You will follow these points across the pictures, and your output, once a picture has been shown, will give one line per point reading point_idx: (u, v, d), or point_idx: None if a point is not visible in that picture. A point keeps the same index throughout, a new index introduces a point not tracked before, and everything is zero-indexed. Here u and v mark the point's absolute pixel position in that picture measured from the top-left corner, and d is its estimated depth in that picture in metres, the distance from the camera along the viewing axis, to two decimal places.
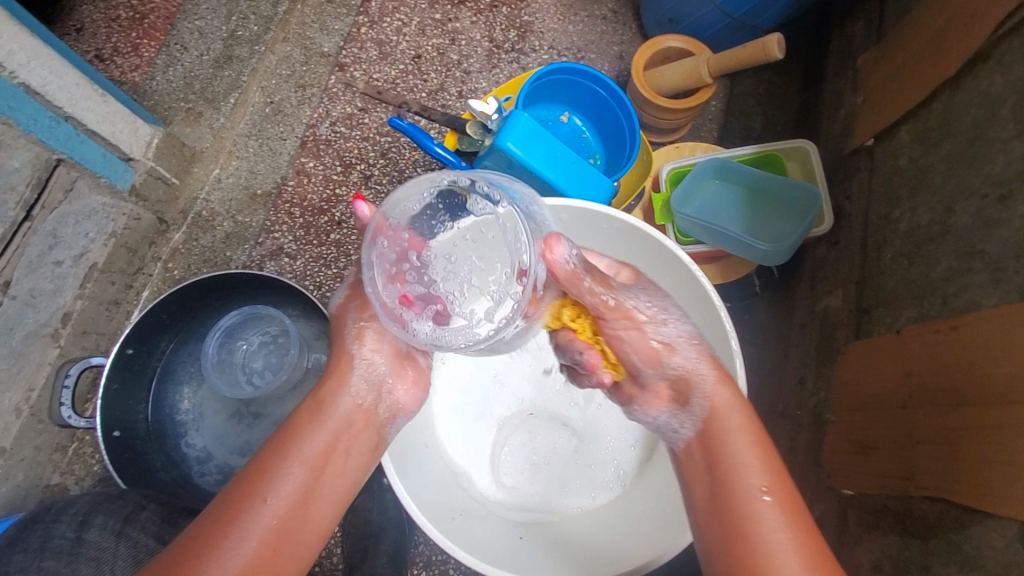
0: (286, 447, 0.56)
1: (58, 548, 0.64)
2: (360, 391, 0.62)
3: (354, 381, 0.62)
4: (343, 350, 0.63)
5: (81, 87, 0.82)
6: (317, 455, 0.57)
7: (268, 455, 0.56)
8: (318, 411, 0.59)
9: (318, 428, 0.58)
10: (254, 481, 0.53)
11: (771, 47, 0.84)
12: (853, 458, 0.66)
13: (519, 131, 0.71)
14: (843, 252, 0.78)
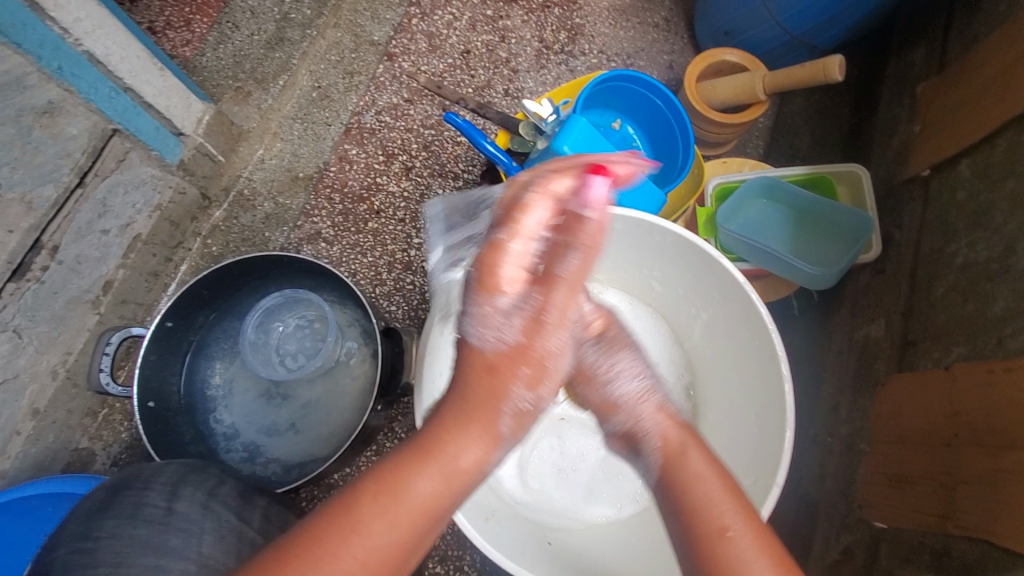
0: (390, 495, 0.41)
1: (150, 516, 0.61)
2: (494, 462, 0.45)
3: (491, 450, 0.45)
4: (484, 412, 0.44)
5: (141, 60, 0.82)
6: (424, 520, 0.42)
7: (371, 496, 0.41)
8: (437, 459, 0.43)
9: (433, 480, 0.42)
10: (337, 533, 0.39)
11: (832, 69, 0.83)
12: (887, 491, 0.65)
13: (576, 135, 0.71)
14: (890, 282, 0.77)
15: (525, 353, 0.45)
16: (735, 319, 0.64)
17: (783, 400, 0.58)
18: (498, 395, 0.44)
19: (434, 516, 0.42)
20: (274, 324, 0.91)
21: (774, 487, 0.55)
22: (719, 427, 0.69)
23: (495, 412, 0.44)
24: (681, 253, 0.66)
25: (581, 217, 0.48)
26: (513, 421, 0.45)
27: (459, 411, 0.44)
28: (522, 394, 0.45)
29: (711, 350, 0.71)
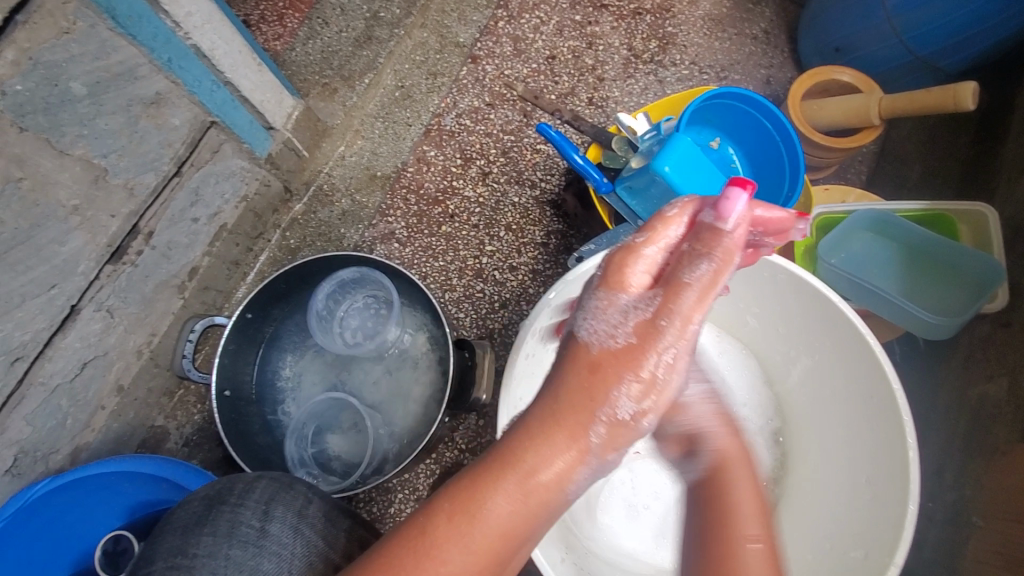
0: (471, 519, 0.41)
1: (244, 538, 0.55)
2: (579, 482, 0.43)
3: (579, 470, 0.42)
4: (577, 425, 0.42)
5: (243, 55, 0.84)
6: (503, 541, 0.42)
7: (451, 517, 0.41)
8: (518, 480, 0.41)
9: (514, 500, 0.41)
10: (422, 559, 0.41)
11: (964, 99, 0.75)
12: (1001, 573, 0.59)
13: (678, 156, 0.67)
14: (1016, 337, 0.69)
15: (638, 359, 0.42)
16: (846, 370, 0.60)
17: (904, 461, 0.53)
18: (598, 399, 0.42)
19: (515, 536, 0.42)
20: (337, 309, 0.91)
21: (893, 569, 0.50)
22: (815, 480, 0.64)
23: (592, 426, 0.41)
24: (790, 294, 0.62)
25: (719, 230, 0.44)
26: (606, 433, 0.42)
27: (555, 423, 0.42)
28: (625, 404, 0.42)
29: (811, 395, 0.66)
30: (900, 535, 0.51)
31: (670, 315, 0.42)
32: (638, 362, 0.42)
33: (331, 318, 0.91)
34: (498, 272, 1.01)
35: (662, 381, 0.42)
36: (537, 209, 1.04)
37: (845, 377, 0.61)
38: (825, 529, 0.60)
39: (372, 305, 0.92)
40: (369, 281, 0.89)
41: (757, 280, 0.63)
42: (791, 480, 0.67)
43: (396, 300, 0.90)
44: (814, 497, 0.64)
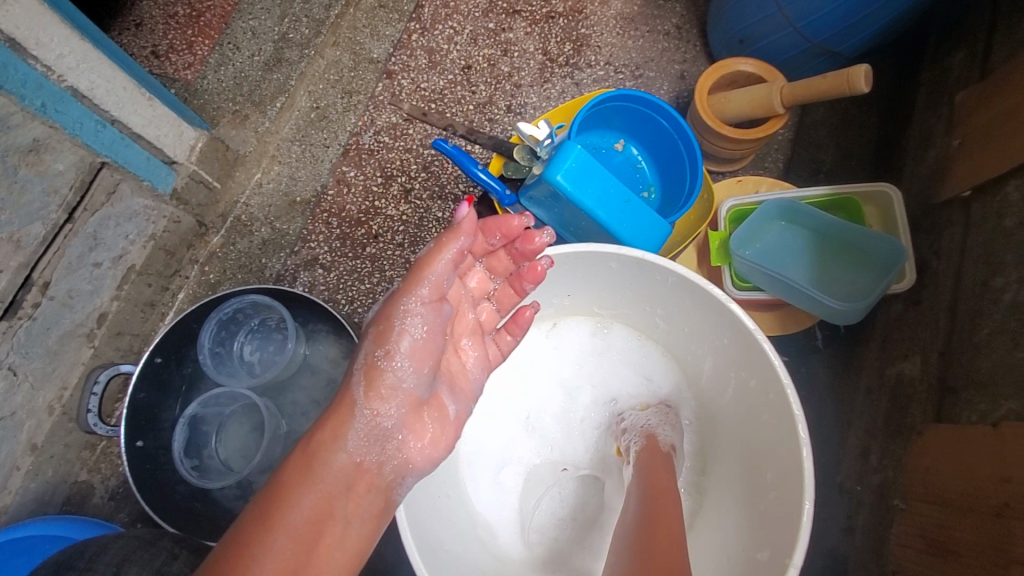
0: (273, 518, 0.50)
1: None
2: (356, 438, 0.55)
3: (352, 427, 0.55)
4: (347, 393, 0.56)
5: (128, 92, 0.79)
6: (307, 524, 0.51)
7: (256, 522, 0.50)
8: (307, 471, 0.53)
9: (308, 490, 0.52)
10: (235, 560, 0.47)
11: (857, 80, 0.74)
12: (927, 559, 0.56)
13: (571, 164, 0.66)
14: (925, 315, 0.68)
15: (389, 334, 0.56)
16: (747, 365, 0.61)
17: (798, 463, 0.54)
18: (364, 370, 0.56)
19: (321, 515, 0.52)
20: (240, 331, 0.86)
21: (791, 571, 0.52)
22: (732, 480, 0.65)
23: (356, 385, 0.56)
24: (686, 296, 0.62)
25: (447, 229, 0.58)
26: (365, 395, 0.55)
27: (343, 403, 0.56)
28: (385, 362, 0.56)
29: (721, 392, 0.66)
30: (798, 537, 0.53)
31: (409, 297, 0.57)
32: (388, 336, 0.56)
33: (235, 340, 0.86)
34: None
35: (407, 345, 0.56)
36: None
37: (746, 377, 0.62)
38: (739, 528, 0.61)
39: (278, 335, 0.86)
40: (267, 308, 0.84)
41: (642, 286, 0.65)
42: (711, 479, 0.68)
43: (308, 328, 0.86)
44: (731, 495, 0.64)
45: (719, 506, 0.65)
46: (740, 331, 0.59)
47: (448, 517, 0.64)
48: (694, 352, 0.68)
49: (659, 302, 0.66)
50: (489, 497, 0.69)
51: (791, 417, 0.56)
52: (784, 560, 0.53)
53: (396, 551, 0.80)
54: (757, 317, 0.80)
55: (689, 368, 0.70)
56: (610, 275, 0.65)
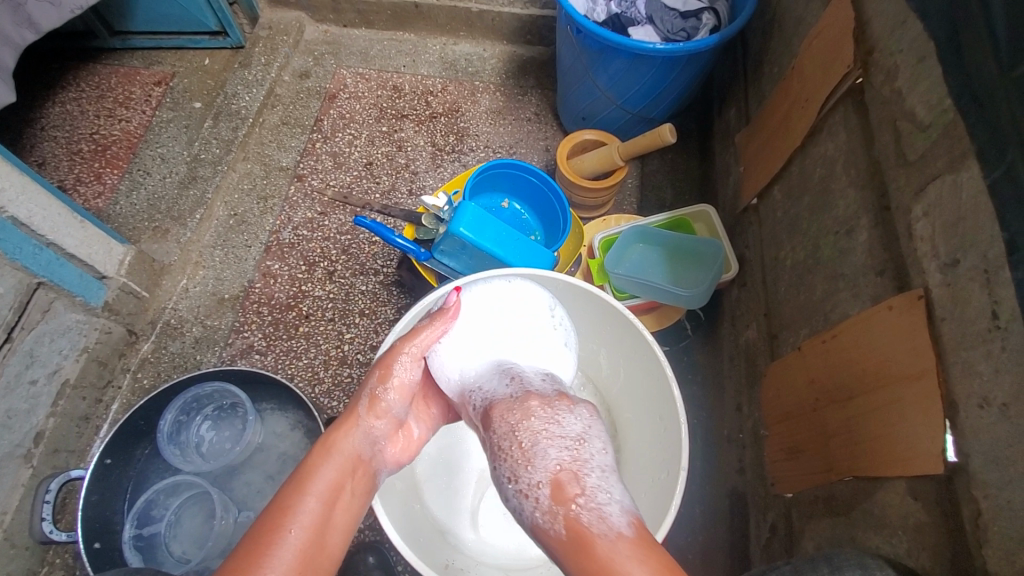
0: (304, 482, 0.54)
1: None
2: (359, 438, 0.60)
3: (357, 430, 0.60)
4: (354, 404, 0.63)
5: (63, 216, 0.87)
6: (329, 489, 0.54)
7: (282, 503, 0.52)
8: (326, 449, 0.58)
9: (327, 463, 0.57)
10: (275, 514, 0.51)
11: (664, 134, 1.01)
12: (789, 463, 0.73)
13: (469, 218, 0.84)
14: (751, 290, 0.91)
15: (388, 363, 0.64)
16: (623, 341, 0.79)
17: (670, 396, 0.72)
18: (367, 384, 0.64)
19: (337, 485, 0.55)
20: (196, 416, 0.92)
21: (682, 472, 0.67)
22: (639, 445, 0.79)
23: (360, 404, 0.62)
24: (570, 295, 0.80)
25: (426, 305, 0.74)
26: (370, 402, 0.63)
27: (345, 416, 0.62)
28: (379, 390, 0.63)
29: (616, 373, 0.83)
30: (680, 448, 0.68)
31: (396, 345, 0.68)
32: (386, 367, 0.64)
33: (189, 427, 0.91)
34: (362, 354, 1.09)
35: (398, 378, 0.64)
36: (385, 291, 1.15)
37: (627, 350, 0.79)
38: (647, 474, 0.75)
39: (236, 419, 0.93)
40: (230, 395, 0.92)
41: None
42: (625, 450, 0.82)
43: (261, 409, 0.94)
44: (638, 453, 0.79)
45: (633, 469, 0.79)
46: (612, 313, 0.77)
47: (416, 521, 0.73)
48: (589, 350, 0.85)
49: None
50: (444, 502, 0.79)
51: (658, 365, 0.73)
52: (675, 468, 0.68)
53: None
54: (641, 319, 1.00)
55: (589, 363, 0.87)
56: None
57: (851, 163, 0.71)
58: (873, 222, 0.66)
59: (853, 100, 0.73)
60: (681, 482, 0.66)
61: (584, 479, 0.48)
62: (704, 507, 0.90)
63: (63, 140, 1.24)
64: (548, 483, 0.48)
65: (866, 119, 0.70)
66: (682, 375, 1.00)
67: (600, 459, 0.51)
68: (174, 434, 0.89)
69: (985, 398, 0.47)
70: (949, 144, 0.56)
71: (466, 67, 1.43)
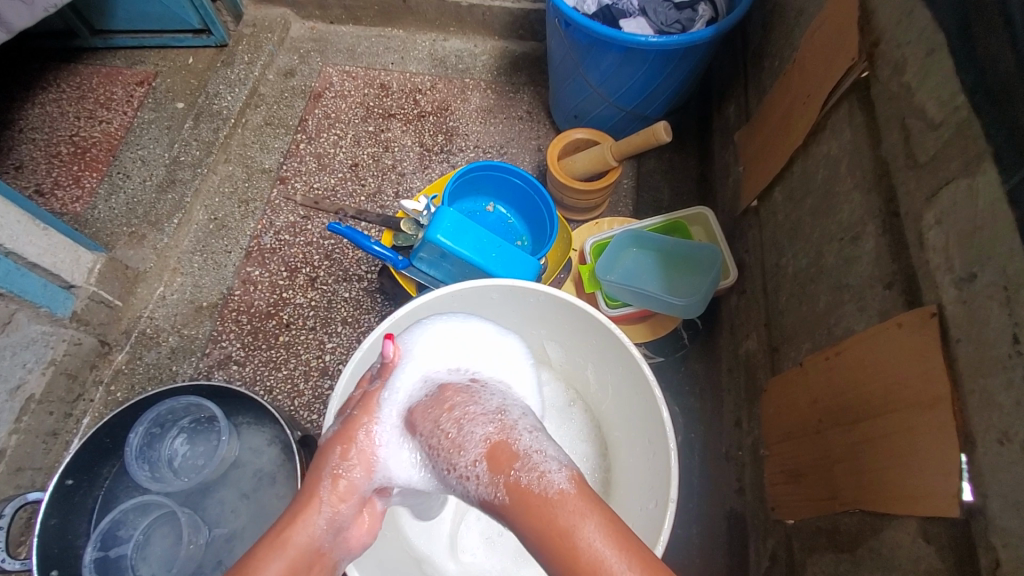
0: None
1: None
2: (317, 528, 0.55)
3: (316, 519, 0.55)
4: (313, 487, 0.57)
5: (22, 224, 0.85)
6: None
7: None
8: (278, 541, 0.53)
9: (273, 561, 0.52)
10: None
11: (659, 132, 0.96)
12: (790, 488, 0.67)
13: (448, 224, 0.79)
14: (751, 298, 0.86)
15: (345, 436, 0.59)
16: (612, 359, 0.73)
17: (660, 418, 0.66)
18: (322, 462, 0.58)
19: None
20: (171, 428, 0.88)
21: (671, 505, 0.62)
22: (629, 469, 0.73)
23: (321, 486, 0.57)
24: (554, 309, 0.74)
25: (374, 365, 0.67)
26: (330, 485, 0.57)
27: (303, 500, 0.56)
28: (342, 468, 0.58)
29: (605, 392, 0.78)
30: (670, 477, 0.63)
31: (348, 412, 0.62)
32: (341, 441, 0.59)
33: (161, 439, 0.87)
34: (344, 365, 1.04)
35: (359, 451, 0.58)
36: (368, 298, 1.10)
37: (615, 369, 0.74)
38: (636, 501, 0.70)
39: (211, 433, 0.89)
40: (206, 409, 0.87)
41: (519, 309, 0.76)
42: (615, 472, 0.76)
43: (236, 422, 0.89)
44: (628, 477, 0.73)
45: (621, 495, 0.73)
46: (603, 330, 0.72)
47: (390, 554, 0.69)
48: (577, 365, 0.80)
49: (540, 320, 0.78)
50: (423, 528, 0.74)
51: (648, 385, 0.68)
52: (665, 498, 0.63)
53: None
54: (634, 328, 0.94)
55: (577, 381, 0.82)
56: (494, 304, 0.76)
57: (856, 164, 0.66)
58: (880, 228, 0.60)
59: (858, 95, 0.67)
60: (670, 515, 0.61)
61: (515, 445, 0.51)
62: (700, 529, 0.85)
63: (42, 143, 1.19)
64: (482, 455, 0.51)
65: (871, 116, 0.64)
66: (679, 387, 0.95)
67: (521, 422, 0.55)
68: (145, 447, 0.85)
69: (1005, 432, 0.42)
70: (962, 144, 0.50)
71: (457, 64, 1.38)
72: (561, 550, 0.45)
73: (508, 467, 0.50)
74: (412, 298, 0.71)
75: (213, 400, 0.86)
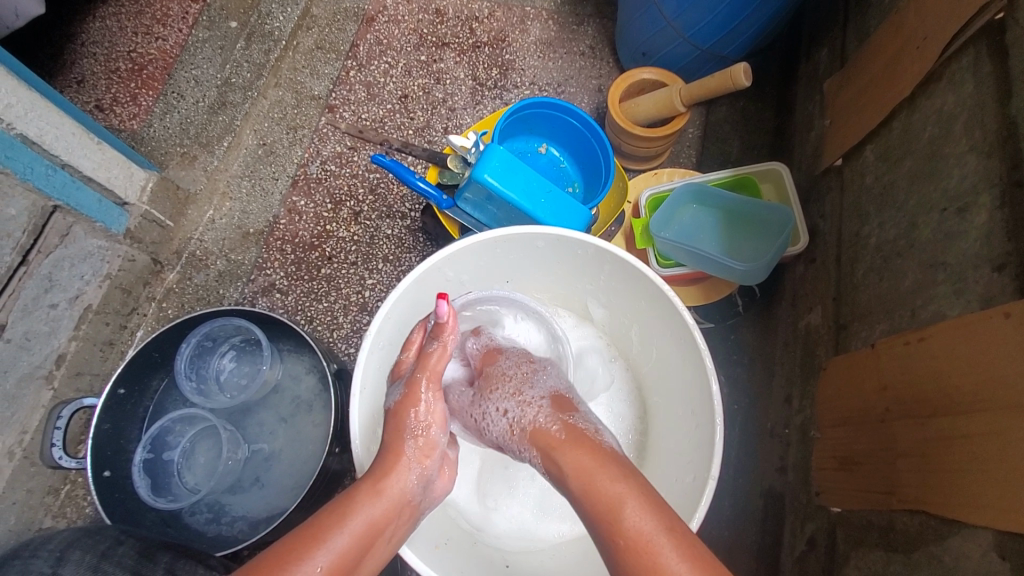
0: (345, 516, 0.52)
1: None
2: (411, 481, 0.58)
3: (409, 472, 0.58)
4: (396, 447, 0.59)
5: (77, 136, 0.85)
6: (367, 531, 0.53)
7: (318, 530, 0.51)
8: (377, 485, 0.55)
9: (374, 502, 0.54)
10: (309, 539, 0.50)
11: (738, 76, 0.86)
12: (839, 475, 0.63)
13: (495, 164, 0.75)
14: (820, 269, 0.78)
15: (414, 398, 0.61)
16: (663, 321, 0.68)
17: (709, 391, 0.62)
18: (404, 426, 0.60)
19: (374, 530, 0.53)
20: (222, 343, 0.90)
21: (710, 482, 0.59)
22: (667, 437, 0.70)
23: (406, 443, 0.59)
24: (602, 263, 0.69)
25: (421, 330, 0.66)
26: (419, 444, 0.60)
27: (388, 452, 0.59)
28: (419, 427, 0.60)
29: (649, 355, 0.73)
30: (713, 454, 0.59)
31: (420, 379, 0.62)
32: (412, 403, 0.61)
33: (211, 353, 0.90)
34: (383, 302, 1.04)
35: (429, 411, 0.61)
36: (410, 237, 1.08)
37: (663, 334, 0.69)
38: (673, 471, 0.67)
39: (254, 355, 0.91)
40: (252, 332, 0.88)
41: (567, 259, 0.72)
42: (652, 437, 0.73)
43: (279, 348, 0.90)
44: (664, 447, 0.70)
45: (654, 463, 0.71)
46: (655, 292, 0.67)
47: None
48: (621, 323, 0.76)
49: (584, 274, 0.73)
50: None
51: (699, 355, 0.63)
52: (704, 474, 0.60)
53: None
54: (684, 291, 0.88)
55: (620, 340, 0.77)
56: (539, 252, 0.71)
57: (975, 123, 0.56)
58: (997, 201, 0.52)
59: (989, 40, 0.56)
60: (709, 493, 0.58)
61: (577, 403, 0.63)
62: (733, 502, 0.82)
63: (101, 55, 1.11)
64: (549, 398, 0.63)
65: (1005, 65, 0.54)
66: (725, 357, 0.90)
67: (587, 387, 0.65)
68: (196, 358, 0.88)
69: None
70: None
71: None
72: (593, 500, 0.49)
73: (570, 413, 0.60)
74: (453, 241, 0.67)
75: (258, 325, 0.87)
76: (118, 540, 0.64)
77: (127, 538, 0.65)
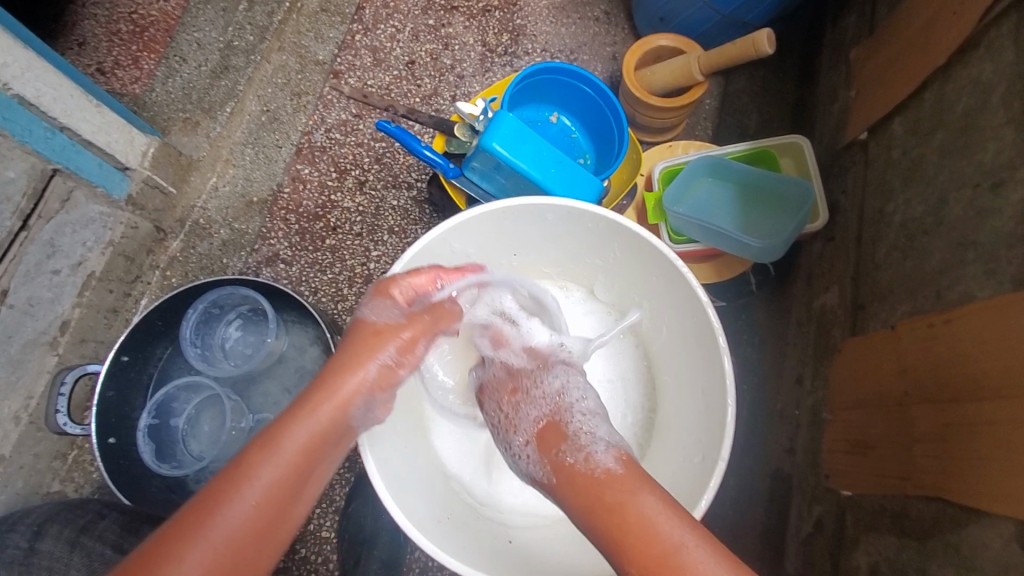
0: (274, 444, 0.52)
1: (11, 558, 0.60)
2: (356, 408, 0.56)
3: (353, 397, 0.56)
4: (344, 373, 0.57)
5: (75, 99, 0.83)
6: (301, 458, 0.53)
7: (246, 464, 0.51)
8: (308, 413, 0.54)
9: (304, 428, 0.54)
10: (239, 477, 0.50)
11: (760, 44, 0.82)
12: (852, 458, 0.61)
13: (505, 131, 0.72)
14: (839, 247, 0.76)
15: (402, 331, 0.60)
16: (673, 296, 0.66)
17: (721, 370, 0.61)
18: (376, 353, 0.58)
19: (309, 453, 0.53)
20: (229, 311, 0.89)
21: (719, 463, 0.58)
22: (675, 415, 0.69)
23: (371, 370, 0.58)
24: (612, 237, 0.67)
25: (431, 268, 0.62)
26: (378, 375, 0.58)
27: (339, 374, 0.57)
28: (393, 360, 0.59)
29: (658, 332, 0.72)
30: (724, 435, 0.58)
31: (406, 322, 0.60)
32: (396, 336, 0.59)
33: (218, 321, 0.89)
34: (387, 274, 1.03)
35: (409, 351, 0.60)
36: (416, 208, 1.06)
37: (676, 310, 0.67)
38: (681, 450, 0.66)
39: (258, 326, 0.90)
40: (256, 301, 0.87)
41: (574, 231, 0.69)
42: (660, 415, 0.72)
43: (284, 319, 0.89)
44: (672, 426, 0.69)
45: (660, 440, 0.70)
46: (667, 269, 0.65)
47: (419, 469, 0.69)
48: (631, 299, 0.74)
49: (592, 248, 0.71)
50: (455, 445, 0.74)
51: (711, 333, 0.62)
52: (713, 455, 0.59)
53: (374, 521, 0.87)
54: (697, 268, 0.85)
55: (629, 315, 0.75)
56: (547, 225, 0.69)
57: (1014, 93, 0.53)
58: None
59: None
60: (717, 473, 0.58)
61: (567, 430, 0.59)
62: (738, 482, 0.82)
63: (102, 16, 1.06)
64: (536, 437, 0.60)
65: None
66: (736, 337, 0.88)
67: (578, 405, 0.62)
68: (202, 324, 0.87)
69: None
70: None
71: None
72: (609, 517, 0.50)
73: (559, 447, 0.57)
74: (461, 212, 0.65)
75: (265, 296, 0.86)
76: (100, 514, 0.67)
77: (109, 511, 0.68)
